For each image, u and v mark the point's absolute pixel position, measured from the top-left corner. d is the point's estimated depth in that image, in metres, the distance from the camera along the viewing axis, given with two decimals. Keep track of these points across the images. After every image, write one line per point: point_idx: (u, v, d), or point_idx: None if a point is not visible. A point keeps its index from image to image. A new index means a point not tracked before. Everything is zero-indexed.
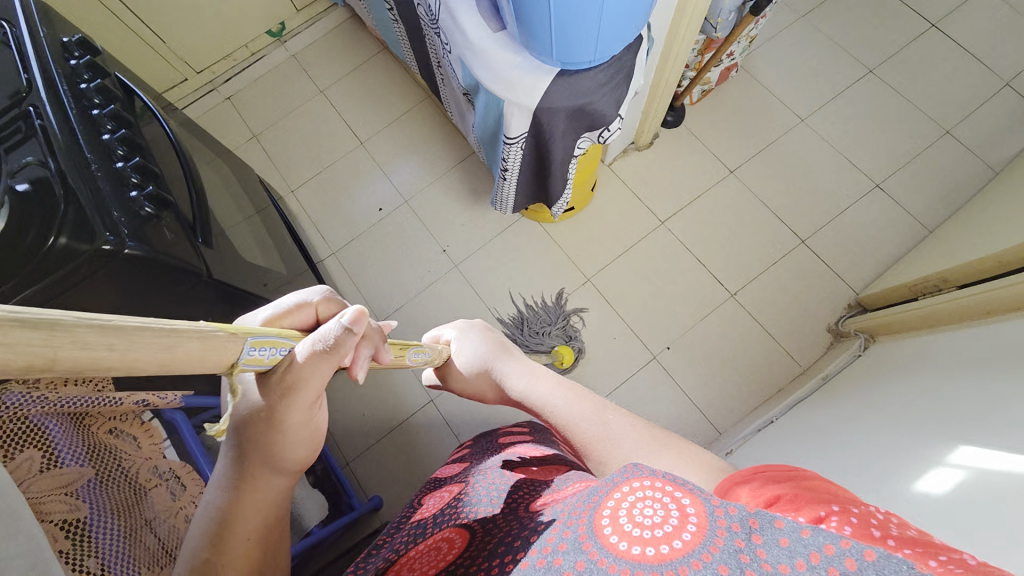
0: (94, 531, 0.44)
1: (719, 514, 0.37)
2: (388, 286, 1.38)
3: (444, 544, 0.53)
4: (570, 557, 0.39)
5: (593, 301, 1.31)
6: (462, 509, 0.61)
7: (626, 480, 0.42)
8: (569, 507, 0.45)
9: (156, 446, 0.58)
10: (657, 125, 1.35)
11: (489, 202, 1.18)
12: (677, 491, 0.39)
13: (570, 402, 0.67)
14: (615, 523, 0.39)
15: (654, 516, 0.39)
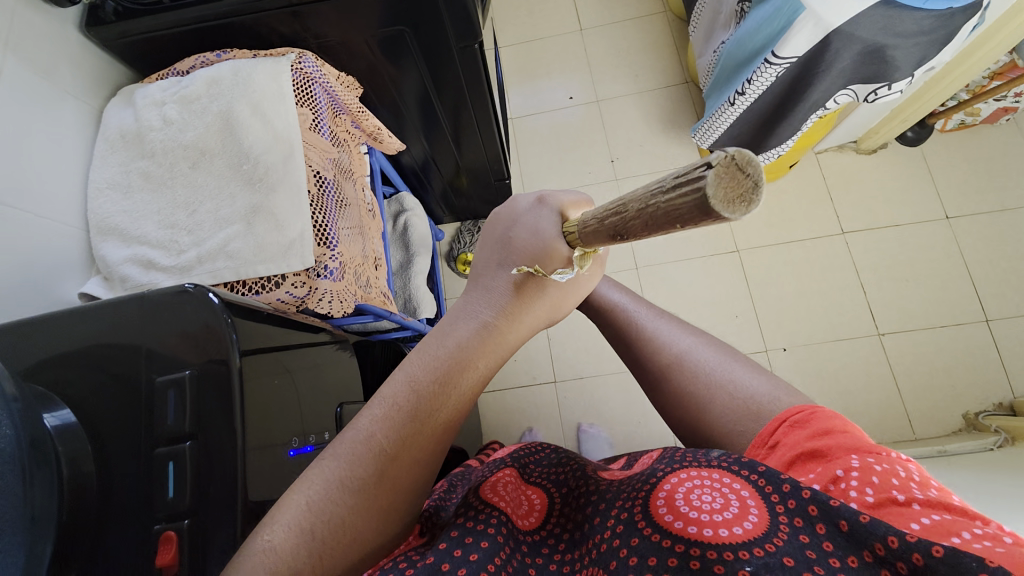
0: (329, 194, 0.63)
1: (778, 509, 0.37)
2: (545, 169, 1.40)
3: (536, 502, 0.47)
4: (626, 534, 0.40)
5: (732, 272, 1.26)
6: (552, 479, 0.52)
7: (679, 471, 0.44)
8: (631, 487, 0.45)
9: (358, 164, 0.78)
10: (891, 136, 1.23)
11: (693, 129, 1.15)
12: (738, 483, 0.40)
13: (624, 297, 0.57)
14: (672, 507, 0.40)
15: (712, 501, 0.39)
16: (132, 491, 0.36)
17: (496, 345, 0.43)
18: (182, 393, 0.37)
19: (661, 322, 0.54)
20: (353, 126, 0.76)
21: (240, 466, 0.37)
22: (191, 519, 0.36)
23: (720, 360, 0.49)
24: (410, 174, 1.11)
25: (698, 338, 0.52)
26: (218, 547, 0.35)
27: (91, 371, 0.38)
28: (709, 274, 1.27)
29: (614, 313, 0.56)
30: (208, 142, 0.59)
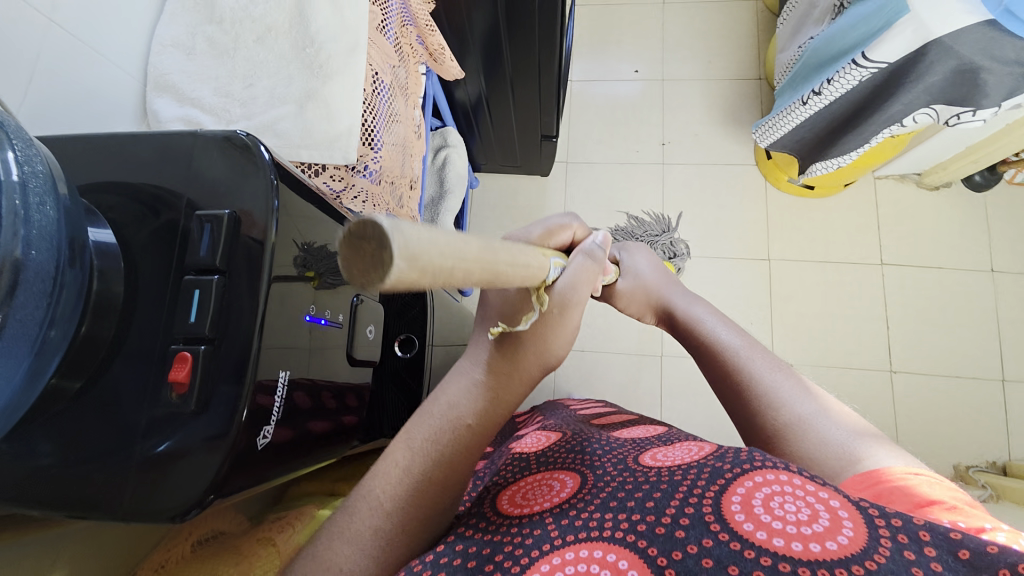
0: (380, 100, 0.63)
1: (879, 525, 0.33)
2: (594, 138, 1.37)
3: (555, 484, 0.45)
4: (694, 533, 0.35)
5: (758, 279, 1.24)
6: (575, 455, 0.50)
7: (753, 469, 0.38)
8: (692, 475, 0.40)
9: (415, 83, 0.77)
10: (959, 175, 1.17)
11: (756, 126, 1.11)
12: (815, 488, 0.36)
13: (742, 346, 0.54)
14: (750, 511, 0.35)
15: (797, 512, 0.34)
16: (158, 314, 0.38)
17: (496, 393, 0.44)
18: (216, 229, 0.38)
19: (781, 378, 0.49)
20: (419, 42, 0.75)
21: (259, 309, 0.39)
22: (206, 347, 0.37)
23: (846, 434, 0.43)
24: (460, 110, 1.09)
25: (826, 403, 0.46)
26: (229, 381, 0.37)
27: (134, 197, 0.39)
28: (733, 276, 1.25)
29: (727, 364, 0.53)
30: (277, 18, 0.58)
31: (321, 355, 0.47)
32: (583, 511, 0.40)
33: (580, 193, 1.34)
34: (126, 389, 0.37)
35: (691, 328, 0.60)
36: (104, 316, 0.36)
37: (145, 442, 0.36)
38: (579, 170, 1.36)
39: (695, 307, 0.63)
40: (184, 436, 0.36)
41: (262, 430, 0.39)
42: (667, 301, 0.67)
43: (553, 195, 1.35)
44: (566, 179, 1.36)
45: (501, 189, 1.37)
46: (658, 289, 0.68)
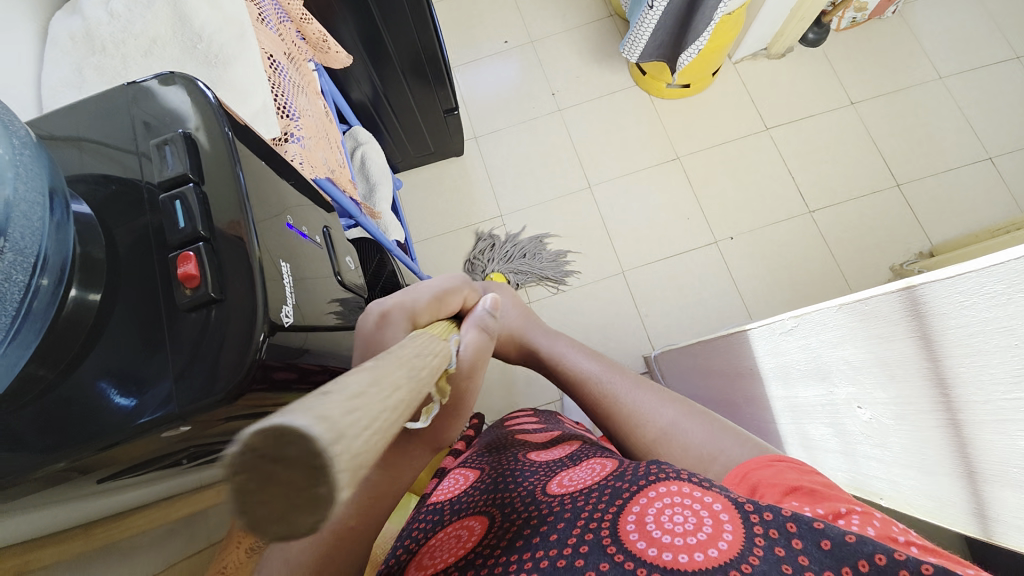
0: (282, 79, 0.66)
1: (752, 523, 0.34)
2: (492, 109, 1.46)
3: (464, 532, 0.43)
4: (593, 557, 0.35)
5: (676, 177, 1.36)
6: (485, 492, 0.48)
7: (653, 484, 0.40)
8: (594, 498, 0.40)
9: (309, 74, 0.81)
10: (796, 37, 1.36)
11: (621, 45, 1.24)
12: (705, 496, 0.37)
13: (600, 371, 0.58)
14: (641, 526, 0.36)
15: (684, 522, 0.36)
16: (144, 250, 0.37)
17: (394, 479, 0.42)
18: (175, 146, 0.39)
19: (639, 393, 0.55)
20: (300, 32, 0.78)
21: (236, 171, 0.40)
22: (205, 244, 0.37)
23: (699, 429, 0.49)
24: (361, 111, 1.12)
25: (674, 407, 0.52)
26: (240, 265, 0.37)
27: (84, 170, 0.40)
28: (655, 183, 1.36)
29: (597, 393, 0.56)
30: (158, 28, 0.60)
31: (314, 260, 0.47)
32: (492, 560, 0.38)
33: (498, 160, 1.41)
34: (136, 330, 0.35)
35: (555, 363, 0.63)
36: (94, 277, 0.36)
37: (180, 369, 0.35)
38: (489, 141, 1.43)
39: (548, 338, 0.64)
40: (220, 336, 0.35)
41: (284, 306, 0.39)
42: (528, 339, 0.66)
43: (474, 170, 1.41)
44: (481, 153, 1.42)
45: (426, 181, 1.41)
46: (519, 327, 0.66)
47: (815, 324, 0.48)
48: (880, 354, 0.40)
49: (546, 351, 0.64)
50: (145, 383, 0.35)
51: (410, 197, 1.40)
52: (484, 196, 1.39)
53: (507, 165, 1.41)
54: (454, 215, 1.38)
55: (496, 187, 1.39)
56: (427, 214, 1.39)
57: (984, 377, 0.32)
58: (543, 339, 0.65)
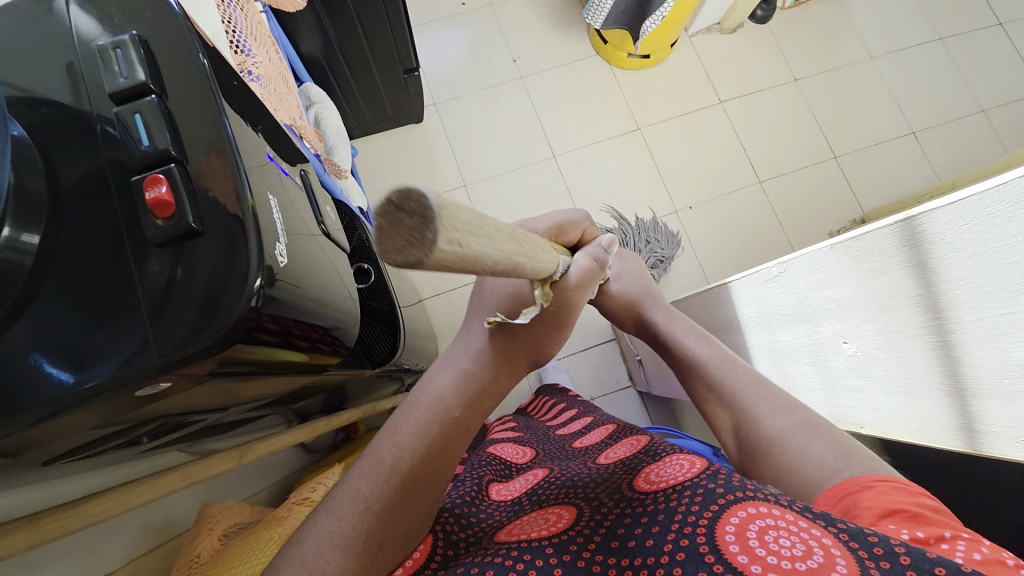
0: (232, 10, 0.58)
1: (868, 563, 0.34)
2: (451, 73, 1.39)
3: (553, 516, 0.47)
4: (691, 566, 0.37)
5: (637, 148, 1.38)
6: (568, 487, 0.52)
7: (749, 501, 0.40)
8: (686, 499, 0.42)
9: (258, 12, 0.72)
10: (747, 13, 1.41)
11: (585, 9, 1.22)
12: (809, 525, 0.37)
13: (723, 362, 0.54)
14: (743, 540, 0.37)
15: (792, 547, 0.35)
16: (96, 181, 0.30)
17: (479, 389, 0.46)
18: (126, 53, 0.32)
19: (757, 393, 0.51)
20: None
21: (207, 90, 0.34)
22: (177, 166, 0.31)
23: (819, 442, 0.46)
24: (313, 66, 1.03)
25: (793, 415, 0.48)
26: (220, 194, 0.31)
27: (1, 86, 0.32)
28: (618, 153, 1.37)
29: (714, 384, 0.53)
30: None
31: (296, 199, 0.41)
32: (614, 545, 0.43)
33: (460, 128, 1.36)
34: (90, 276, 0.29)
35: (671, 343, 0.59)
36: (30, 213, 0.29)
37: (153, 317, 0.29)
38: (449, 108, 1.37)
39: (666, 316, 0.61)
40: (197, 276, 0.30)
41: (277, 243, 0.33)
42: (648, 314, 0.63)
43: (435, 137, 1.35)
44: (441, 119, 1.36)
45: (383, 149, 1.33)
46: (636, 296, 0.64)
47: (802, 267, 0.50)
48: (872, 287, 0.42)
49: (663, 329, 0.61)
50: (94, 346, 0.29)
51: (366, 165, 1.31)
52: (446, 164, 1.33)
53: (469, 132, 1.36)
54: (414, 185, 1.32)
55: (459, 156, 1.34)
56: (386, 183, 1.31)
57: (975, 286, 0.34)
58: (661, 319, 0.61)
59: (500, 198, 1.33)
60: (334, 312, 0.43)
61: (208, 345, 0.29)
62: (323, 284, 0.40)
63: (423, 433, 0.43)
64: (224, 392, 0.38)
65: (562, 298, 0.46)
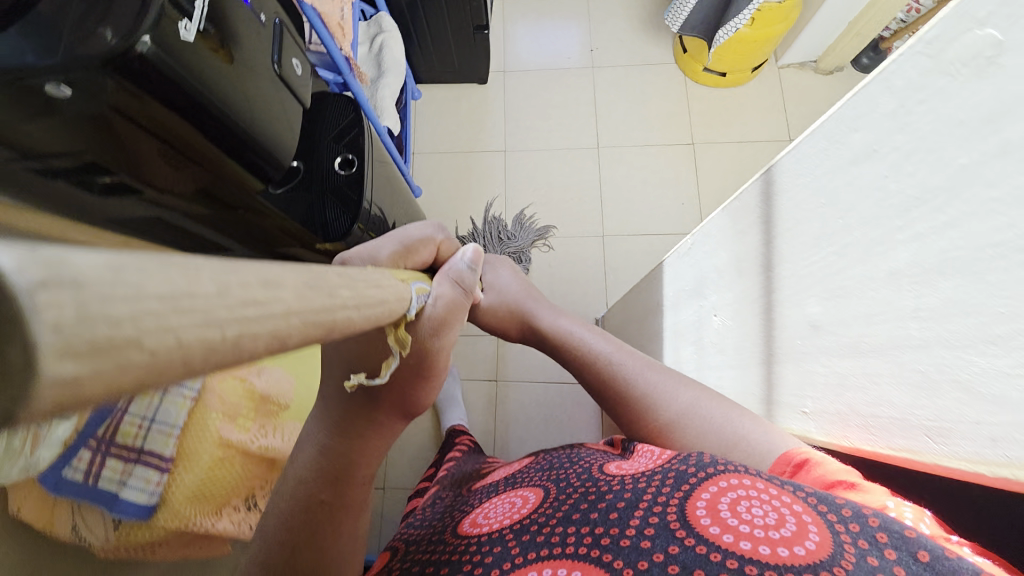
0: None
1: (838, 528, 0.35)
2: (528, 48, 1.46)
3: (518, 500, 0.50)
4: (663, 542, 0.38)
5: (685, 161, 1.35)
6: (540, 473, 0.55)
7: (721, 474, 0.42)
8: (654, 481, 0.44)
9: None
10: (847, 57, 1.32)
11: (667, 11, 1.23)
12: (781, 493, 0.39)
13: (611, 350, 0.59)
14: (717, 517, 0.38)
15: (764, 516, 0.37)
16: None
17: (370, 416, 0.42)
18: None
19: (652, 373, 0.55)
20: None
21: None
22: None
23: (717, 407, 0.50)
24: (395, 2, 1.14)
25: (695, 390, 0.53)
26: None
27: None
28: (662, 161, 1.35)
29: (604, 372, 0.57)
30: None
31: (244, 19, 0.49)
32: (547, 528, 0.43)
33: (519, 99, 1.42)
34: None
35: (560, 340, 0.63)
36: None
37: (57, 32, 0.36)
38: (516, 79, 1.44)
39: (547, 309, 0.67)
40: (98, 14, 0.37)
41: (182, 21, 0.41)
42: (528, 315, 0.66)
43: (493, 102, 1.42)
44: (505, 87, 1.43)
45: (445, 99, 1.43)
46: (518, 300, 0.67)
47: (703, 235, 0.48)
48: (742, 248, 0.40)
49: (548, 325, 0.65)
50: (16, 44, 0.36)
51: (425, 110, 1.42)
52: (495, 128, 1.40)
53: (527, 105, 1.41)
54: (460, 138, 1.40)
55: (509, 123, 1.40)
56: (436, 130, 1.41)
57: (807, 229, 0.34)
58: (540, 311, 0.66)
59: (534, 172, 1.37)
60: (250, 121, 0.50)
61: (88, 60, 0.37)
62: (244, 89, 0.49)
63: (318, 455, 0.43)
64: (133, 143, 0.45)
65: (420, 342, 0.39)
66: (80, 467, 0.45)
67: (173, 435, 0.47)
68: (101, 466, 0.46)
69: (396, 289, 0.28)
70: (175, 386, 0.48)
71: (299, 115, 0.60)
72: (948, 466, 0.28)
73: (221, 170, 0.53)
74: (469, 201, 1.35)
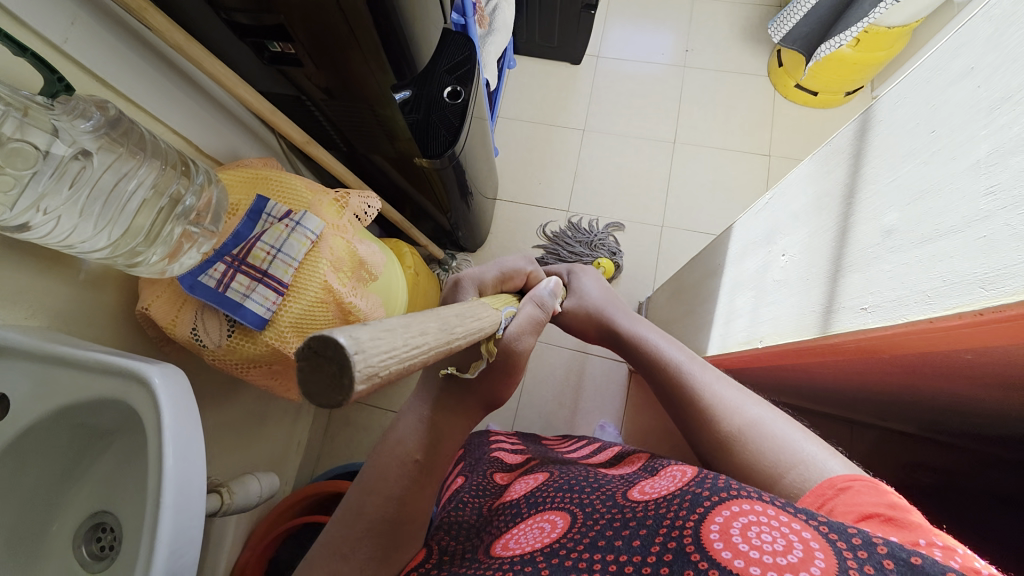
0: None
1: (847, 552, 0.33)
2: (625, 38, 1.51)
3: (547, 523, 0.45)
4: (677, 565, 0.36)
5: (757, 171, 1.37)
6: (559, 492, 0.51)
7: (731, 501, 0.39)
8: (674, 505, 0.41)
9: None
10: None
11: (772, 21, 1.25)
12: (791, 519, 0.36)
13: (684, 359, 0.61)
14: (727, 537, 0.36)
15: (774, 543, 0.34)
16: None
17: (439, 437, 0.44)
18: None
19: (722, 387, 0.56)
20: None
21: None
22: None
23: (790, 429, 0.49)
24: None
25: (767, 409, 0.52)
26: None
27: None
28: (735, 167, 1.38)
29: (671, 375, 0.60)
30: None
31: None
32: (577, 555, 0.40)
33: (606, 85, 1.47)
34: None
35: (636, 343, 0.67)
36: None
37: None
38: (607, 66, 1.49)
39: (629, 318, 0.71)
40: None
41: None
42: (607, 319, 0.73)
43: (581, 82, 1.48)
44: (595, 71, 1.49)
45: (536, 72, 1.50)
46: (599, 307, 0.74)
47: (786, 184, 0.52)
48: (824, 185, 0.44)
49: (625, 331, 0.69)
50: None
51: (516, 79, 1.50)
52: (578, 108, 1.46)
53: (612, 92, 1.47)
54: (544, 110, 1.47)
55: (592, 106, 1.46)
56: (522, 99, 1.48)
57: (893, 143, 0.36)
58: (621, 318, 0.71)
59: (607, 154, 1.42)
60: (402, 19, 0.58)
61: None
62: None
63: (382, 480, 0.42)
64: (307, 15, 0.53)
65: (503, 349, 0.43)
66: (213, 276, 0.55)
67: (291, 266, 0.56)
68: (231, 278, 0.54)
69: (490, 317, 0.34)
70: (301, 228, 0.57)
71: (435, 31, 0.67)
72: (920, 325, 0.31)
73: (365, 63, 0.62)
74: (540, 170, 1.42)
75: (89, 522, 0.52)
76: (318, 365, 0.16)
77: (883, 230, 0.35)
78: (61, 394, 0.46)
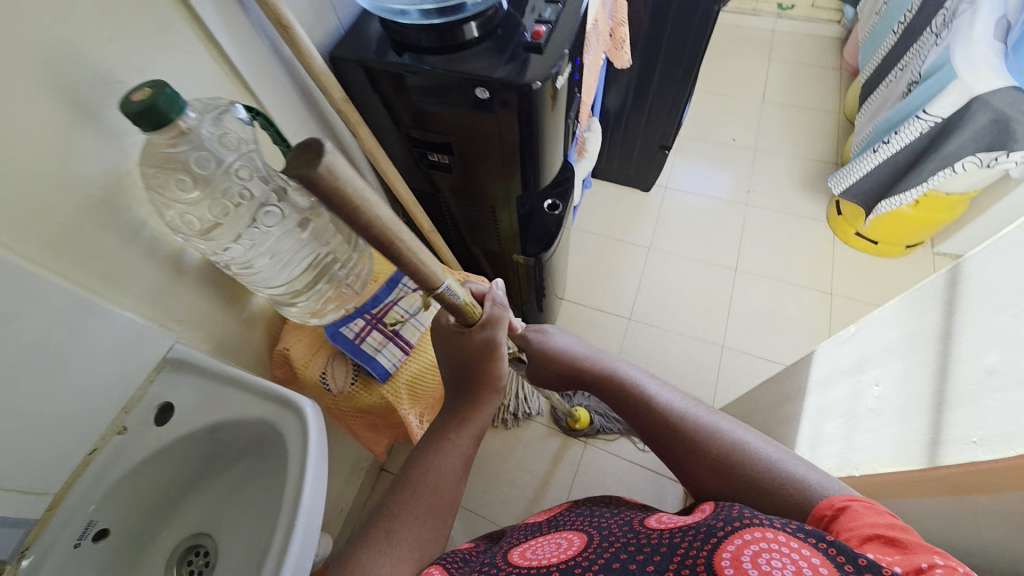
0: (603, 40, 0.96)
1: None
2: (692, 175, 1.69)
3: (564, 542, 0.47)
4: None
5: (819, 306, 1.41)
6: (580, 516, 0.52)
7: (742, 529, 0.38)
8: (688, 536, 0.40)
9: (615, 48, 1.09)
10: None
11: (833, 176, 1.40)
12: (803, 547, 0.35)
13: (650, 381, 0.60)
14: (738, 564, 0.35)
15: (782, 567, 0.34)
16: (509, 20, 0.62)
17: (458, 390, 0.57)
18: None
19: (698, 413, 0.55)
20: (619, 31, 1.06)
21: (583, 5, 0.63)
22: (549, 24, 0.60)
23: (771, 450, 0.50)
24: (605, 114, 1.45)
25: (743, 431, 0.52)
26: (558, 50, 0.59)
27: None
28: (796, 299, 1.43)
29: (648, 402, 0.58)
30: None
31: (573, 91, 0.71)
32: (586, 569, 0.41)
33: (674, 212, 1.63)
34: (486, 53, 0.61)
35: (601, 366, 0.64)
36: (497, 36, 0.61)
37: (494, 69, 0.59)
38: (675, 196, 1.66)
39: (603, 355, 0.66)
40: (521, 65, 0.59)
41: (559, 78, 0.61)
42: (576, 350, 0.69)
43: (650, 207, 1.65)
44: (663, 198, 1.66)
45: (610, 194, 1.69)
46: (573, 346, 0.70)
47: (872, 323, 0.57)
48: (914, 327, 0.49)
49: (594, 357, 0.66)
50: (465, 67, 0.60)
51: (591, 198, 1.68)
52: (645, 228, 1.60)
53: (679, 218, 1.61)
54: (614, 227, 1.62)
55: (659, 228, 1.60)
56: (595, 215, 1.65)
57: (989, 298, 0.42)
58: (593, 357, 0.65)
59: (669, 272, 1.51)
60: (544, 151, 0.71)
61: (504, 87, 0.59)
62: (555, 135, 0.71)
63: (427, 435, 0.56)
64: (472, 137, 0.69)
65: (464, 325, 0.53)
66: (352, 329, 0.64)
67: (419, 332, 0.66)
68: (368, 333, 0.64)
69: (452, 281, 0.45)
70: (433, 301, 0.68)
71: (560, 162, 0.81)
72: None
73: (502, 177, 0.76)
74: (606, 278, 1.52)
75: (187, 542, 0.57)
76: (303, 152, 0.28)
77: (985, 370, 0.40)
78: (220, 412, 0.53)
